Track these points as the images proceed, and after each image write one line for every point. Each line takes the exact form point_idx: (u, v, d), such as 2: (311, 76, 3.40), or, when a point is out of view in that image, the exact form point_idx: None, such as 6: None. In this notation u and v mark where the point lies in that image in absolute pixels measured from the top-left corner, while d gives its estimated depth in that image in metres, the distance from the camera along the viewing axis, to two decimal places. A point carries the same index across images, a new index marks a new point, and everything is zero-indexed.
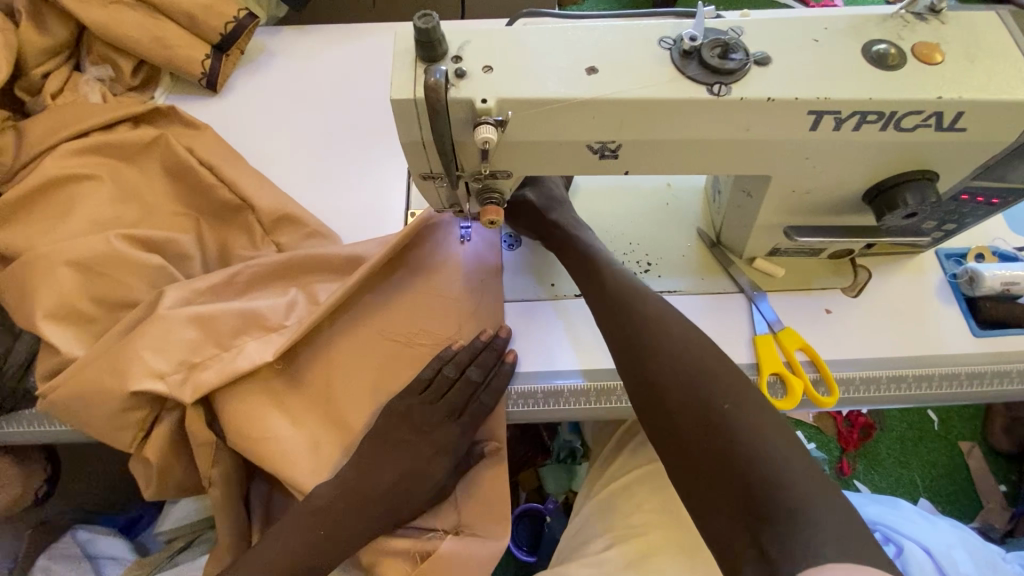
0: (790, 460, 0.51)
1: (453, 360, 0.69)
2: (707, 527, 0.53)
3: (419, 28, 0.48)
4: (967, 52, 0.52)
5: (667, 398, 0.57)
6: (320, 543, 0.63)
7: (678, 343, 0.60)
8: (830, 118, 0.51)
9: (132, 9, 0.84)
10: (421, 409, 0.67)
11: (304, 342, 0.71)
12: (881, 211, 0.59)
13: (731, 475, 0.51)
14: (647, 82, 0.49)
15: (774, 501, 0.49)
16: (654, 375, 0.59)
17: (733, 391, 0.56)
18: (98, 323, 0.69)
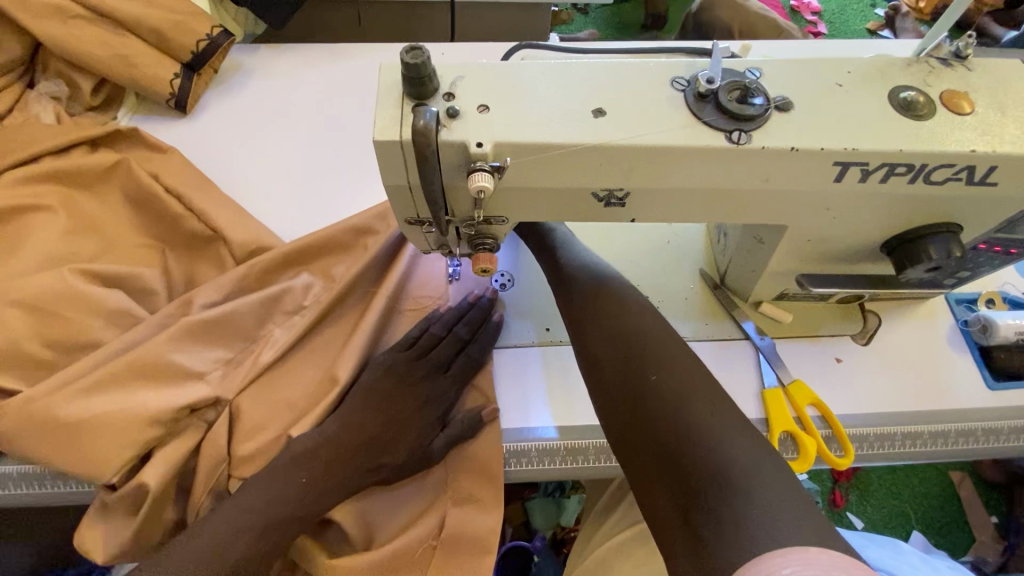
0: (725, 426, 0.46)
1: (441, 319, 0.69)
2: (647, 512, 0.47)
3: (407, 63, 0.43)
4: (997, 101, 0.48)
5: (600, 374, 0.54)
6: (300, 494, 0.58)
7: (613, 317, 0.57)
8: (857, 169, 0.46)
9: (95, 25, 0.78)
10: (408, 363, 0.66)
11: (275, 389, 0.65)
12: (903, 264, 0.55)
13: (661, 446, 0.47)
14: (660, 128, 0.45)
15: (707, 469, 0.44)
16: (589, 352, 0.57)
17: (664, 361, 0.52)
18: (41, 368, 0.60)
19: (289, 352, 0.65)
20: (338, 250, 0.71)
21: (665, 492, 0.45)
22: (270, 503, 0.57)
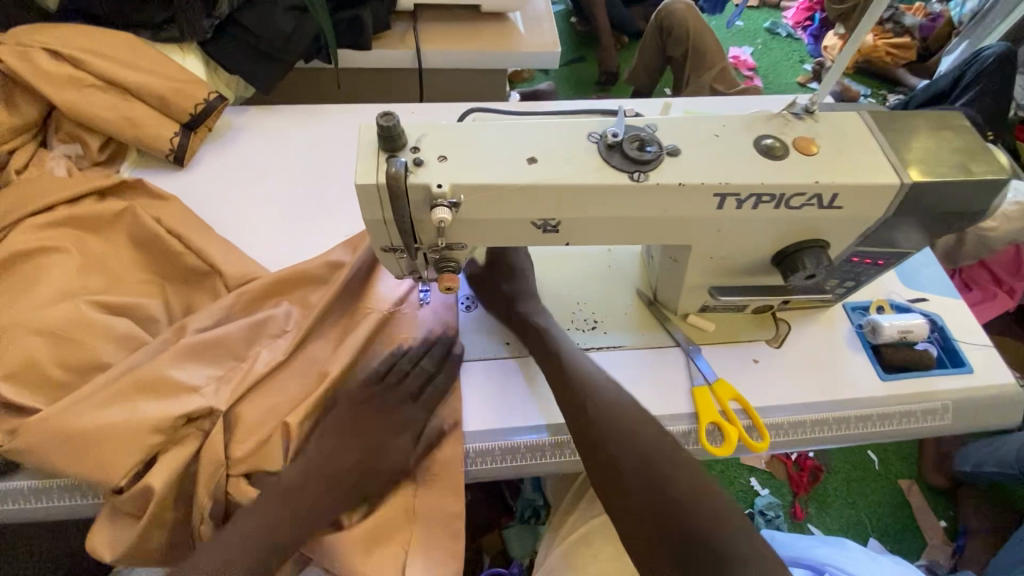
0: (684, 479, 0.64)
1: (408, 354, 0.77)
2: (636, 541, 0.63)
3: (381, 125, 0.55)
4: (837, 144, 0.63)
5: (592, 428, 0.68)
6: (288, 523, 0.64)
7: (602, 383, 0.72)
8: (732, 199, 0.60)
9: (105, 93, 0.90)
10: (379, 396, 0.73)
11: (263, 401, 0.71)
12: (787, 273, 0.68)
13: (649, 493, 0.63)
14: (579, 171, 0.58)
15: (686, 518, 0.60)
16: (583, 409, 0.69)
17: (646, 426, 0.68)
18: (61, 388, 0.68)
19: (278, 368, 0.74)
20: (322, 279, 0.81)
21: (649, 525, 0.62)
22: (257, 536, 0.62)
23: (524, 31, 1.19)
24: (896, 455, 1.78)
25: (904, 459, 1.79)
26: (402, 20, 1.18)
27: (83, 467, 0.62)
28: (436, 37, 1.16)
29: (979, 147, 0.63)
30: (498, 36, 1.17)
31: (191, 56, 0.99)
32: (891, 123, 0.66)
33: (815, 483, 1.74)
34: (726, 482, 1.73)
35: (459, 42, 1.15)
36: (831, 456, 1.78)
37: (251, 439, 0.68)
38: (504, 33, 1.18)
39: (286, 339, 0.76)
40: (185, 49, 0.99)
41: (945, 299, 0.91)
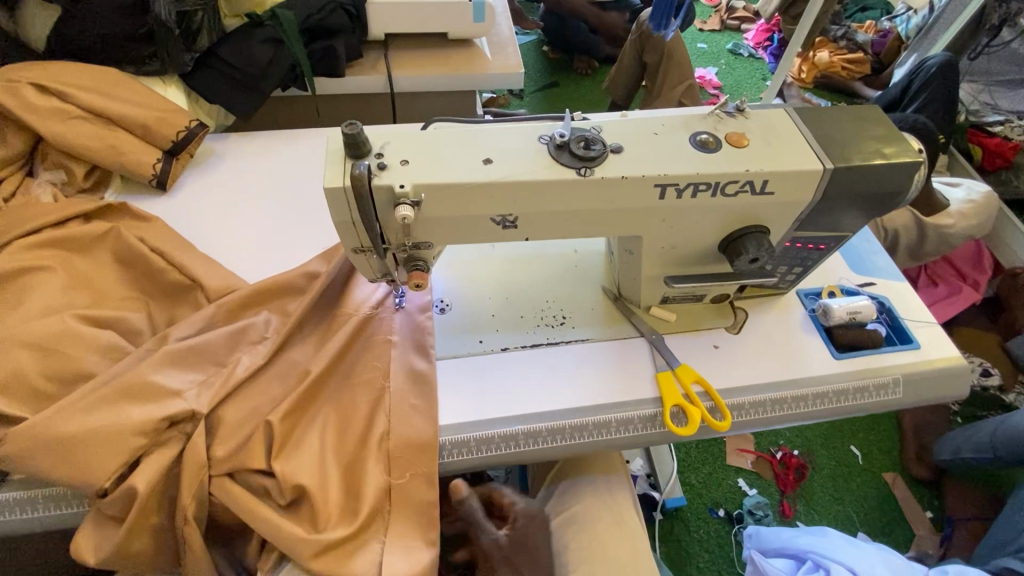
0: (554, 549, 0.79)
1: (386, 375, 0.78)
2: None
3: (346, 133, 0.60)
4: (766, 136, 0.69)
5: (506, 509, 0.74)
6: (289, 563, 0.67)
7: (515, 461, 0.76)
8: (671, 189, 0.66)
9: (90, 122, 0.95)
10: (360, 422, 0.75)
11: (244, 403, 0.74)
12: (732, 258, 0.74)
13: None
14: (530, 168, 0.63)
15: None
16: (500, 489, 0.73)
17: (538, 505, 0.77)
18: (46, 399, 0.70)
19: (259, 372, 0.77)
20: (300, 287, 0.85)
21: None
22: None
23: (489, 55, 1.27)
24: (878, 448, 1.82)
25: (886, 452, 1.82)
26: (374, 50, 1.26)
27: (69, 470, 0.65)
28: (407, 63, 1.23)
29: (893, 135, 0.70)
30: (465, 60, 1.25)
31: (173, 87, 1.05)
32: (814, 117, 0.72)
33: (802, 480, 1.76)
34: (715, 484, 1.74)
35: (428, 67, 1.22)
36: (815, 452, 1.81)
37: (233, 439, 0.71)
38: (471, 57, 1.26)
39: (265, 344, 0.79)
40: (167, 81, 1.05)
41: (892, 282, 0.97)
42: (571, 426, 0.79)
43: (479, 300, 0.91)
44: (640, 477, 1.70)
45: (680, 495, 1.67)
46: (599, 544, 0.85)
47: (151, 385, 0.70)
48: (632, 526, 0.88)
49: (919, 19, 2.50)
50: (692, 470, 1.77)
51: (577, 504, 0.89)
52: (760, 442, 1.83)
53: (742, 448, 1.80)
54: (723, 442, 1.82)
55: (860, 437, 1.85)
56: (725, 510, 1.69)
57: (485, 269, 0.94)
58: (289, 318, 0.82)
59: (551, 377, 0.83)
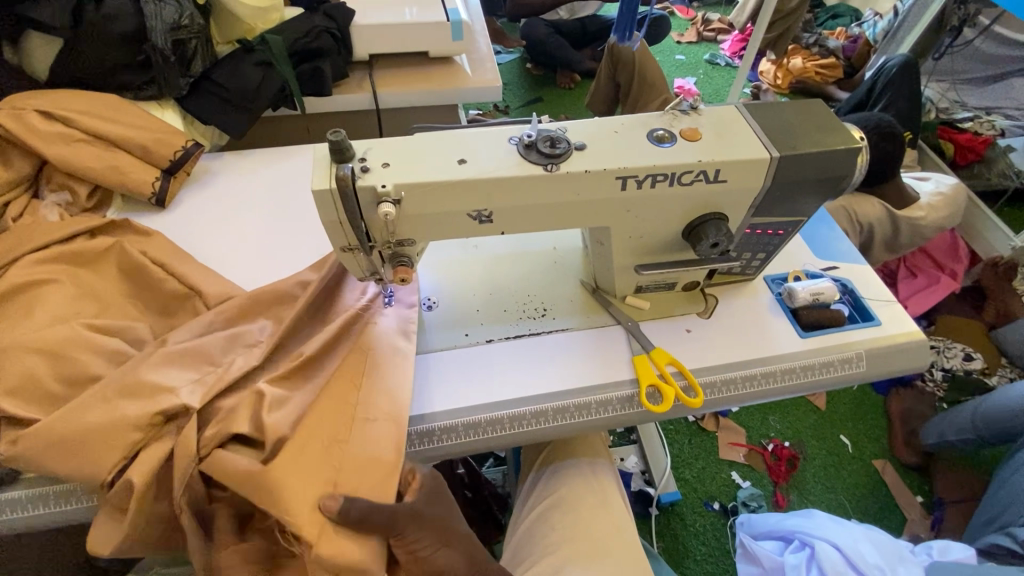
0: None
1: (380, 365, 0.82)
2: None
3: (331, 140, 0.66)
4: (717, 130, 0.75)
5: None
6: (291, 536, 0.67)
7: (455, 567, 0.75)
8: (632, 181, 0.72)
9: (92, 145, 1.01)
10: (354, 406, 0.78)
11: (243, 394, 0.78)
12: (694, 243, 0.79)
13: None
14: (500, 166, 0.69)
15: None
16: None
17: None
18: (55, 400, 0.75)
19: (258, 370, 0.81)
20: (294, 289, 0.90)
21: None
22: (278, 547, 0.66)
23: (469, 71, 1.34)
24: (866, 437, 1.86)
25: (874, 440, 1.86)
26: (360, 70, 1.33)
27: (81, 464, 0.69)
28: (391, 81, 1.30)
29: (833, 125, 0.77)
30: (447, 76, 1.32)
31: (169, 111, 1.12)
32: (762, 112, 0.79)
33: (794, 470, 1.80)
34: (709, 478, 1.78)
35: (411, 84, 1.29)
36: (805, 443, 1.85)
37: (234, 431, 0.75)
38: (452, 74, 1.33)
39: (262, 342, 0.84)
40: (164, 105, 1.11)
41: (854, 265, 1.02)
42: (553, 409, 0.84)
43: (464, 296, 0.96)
44: (634, 474, 1.74)
45: (674, 490, 1.70)
46: (587, 522, 0.89)
47: (154, 382, 0.75)
48: (616, 506, 0.92)
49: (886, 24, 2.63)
50: (686, 465, 1.80)
51: (563, 486, 0.94)
52: (751, 435, 1.86)
53: (734, 442, 1.83)
54: (716, 437, 1.86)
55: (849, 426, 1.89)
56: (719, 503, 1.72)
57: (469, 268, 1.00)
58: (284, 318, 0.87)
59: (533, 364, 0.88)
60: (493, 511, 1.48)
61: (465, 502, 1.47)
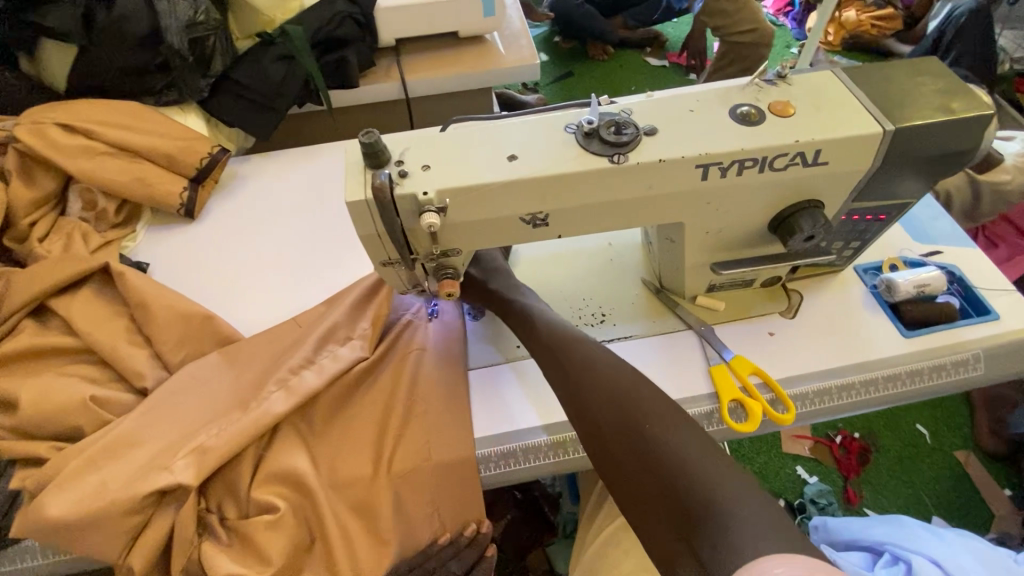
0: (700, 461, 0.56)
1: (428, 384, 0.78)
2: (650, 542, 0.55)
3: (364, 142, 0.57)
4: (812, 101, 0.63)
5: (594, 412, 0.63)
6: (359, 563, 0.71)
7: (615, 377, 0.65)
8: (715, 168, 0.61)
9: (115, 158, 0.95)
10: (409, 432, 0.75)
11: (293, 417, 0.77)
12: (784, 237, 0.68)
13: (654, 471, 0.56)
14: (559, 161, 0.59)
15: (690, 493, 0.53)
16: (584, 383, 0.66)
17: (658, 414, 0.60)
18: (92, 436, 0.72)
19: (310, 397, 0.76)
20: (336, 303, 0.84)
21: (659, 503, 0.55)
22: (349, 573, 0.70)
23: (502, 50, 1.23)
24: (946, 427, 1.70)
25: (955, 429, 1.70)
26: (386, 57, 1.24)
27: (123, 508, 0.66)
28: (420, 67, 1.20)
29: (957, 87, 0.63)
30: (479, 57, 1.21)
31: (192, 115, 1.06)
32: (865, 75, 0.66)
33: (866, 464, 1.66)
34: (771, 474, 1.66)
35: (441, 69, 1.19)
36: (878, 435, 1.70)
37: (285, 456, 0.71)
38: (484, 54, 1.22)
39: (309, 367, 0.78)
40: (185, 110, 1.05)
41: (960, 249, 0.88)
42: None
43: None
44: None
45: None
46: None
47: None
48: None
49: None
50: (746, 460, 1.69)
51: None
52: (817, 427, 1.73)
53: (799, 435, 1.70)
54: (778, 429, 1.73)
55: (926, 414, 1.73)
56: (785, 501, 1.61)
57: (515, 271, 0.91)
58: (326, 336, 0.80)
59: None
60: (542, 510, 1.40)
61: (515, 503, 1.41)
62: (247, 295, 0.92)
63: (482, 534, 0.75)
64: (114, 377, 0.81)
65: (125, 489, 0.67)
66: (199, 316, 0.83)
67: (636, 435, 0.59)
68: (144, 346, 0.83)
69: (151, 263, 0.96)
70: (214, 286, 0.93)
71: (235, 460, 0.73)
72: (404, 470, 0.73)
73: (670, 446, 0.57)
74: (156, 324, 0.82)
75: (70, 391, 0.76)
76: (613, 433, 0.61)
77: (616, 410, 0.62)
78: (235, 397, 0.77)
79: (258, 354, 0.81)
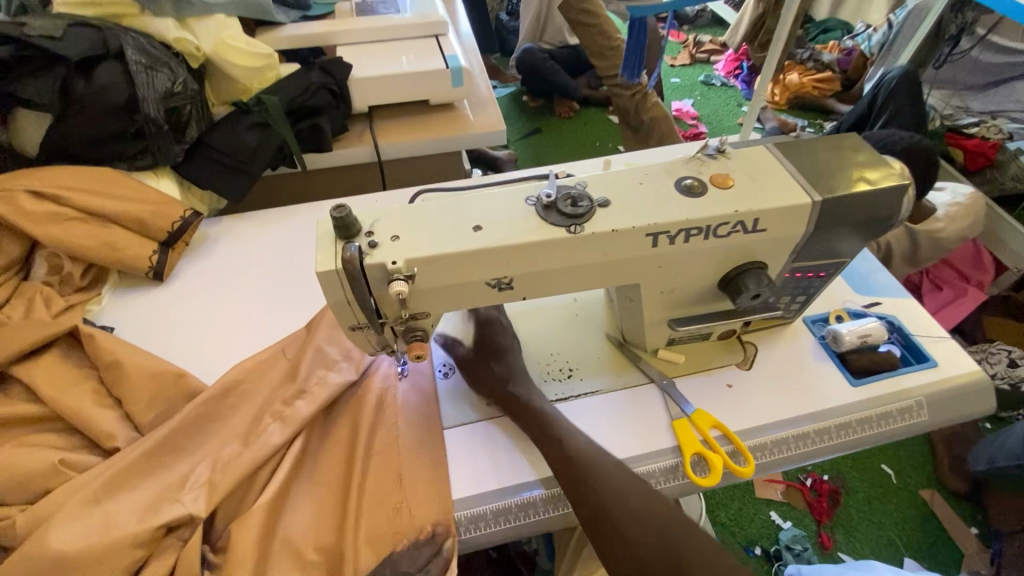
0: (706, 551, 0.66)
1: (399, 445, 0.77)
2: None
3: (335, 217, 0.60)
4: (749, 175, 0.69)
5: (599, 503, 0.68)
6: None
7: (608, 467, 0.72)
8: (663, 237, 0.66)
9: (85, 223, 0.96)
10: (377, 495, 0.72)
11: (257, 485, 0.74)
12: (733, 295, 0.73)
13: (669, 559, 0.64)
14: (521, 231, 0.63)
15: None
16: (578, 468, 0.71)
17: (658, 507, 0.69)
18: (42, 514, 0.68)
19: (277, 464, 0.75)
20: (314, 329, 0.85)
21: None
22: None
23: (471, 115, 1.31)
24: (910, 465, 1.75)
25: (919, 468, 1.74)
26: (359, 122, 1.30)
27: None
28: (394, 131, 1.27)
29: (874, 161, 0.70)
30: (449, 123, 1.28)
31: (165, 179, 1.08)
32: (795, 150, 0.73)
33: (837, 507, 1.68)
34: (747, 520, 1.65)
35: (412, 134, 1.26)
36: (845, 477, 1.73)
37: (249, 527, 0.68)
38: (454, 120, 1.29)
39: (281, 421, 0.77)
40: (159, 174, 1.07)
41: (897, 299, 0.95)
42: None
43: None
44: None
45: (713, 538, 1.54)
46: None
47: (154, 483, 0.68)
48: None
49: (881, 38, 2.62)
50: (722, 507, 1.68)
51: None
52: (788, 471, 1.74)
53: (770, 479, 1.72)
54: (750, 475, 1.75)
55: (889, 454, 1.78)
56: (761, 547, 1.60)
57: None
58: (317, 359, 0.83)
59: None
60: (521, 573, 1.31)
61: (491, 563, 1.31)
62: (209, 354, 0.90)
63: (441, 541, 0.70)
64: (82, 443, 0.77)
65: (103, 552, 0.64)
66: (159, 380, 0.80)
67: (645, 525, 0.67)
68: (113, 407, 0.80)
69: (115, 327, 0.94)
70: (176, 346, 0.91)
71: (250, 484, 0.74)
72: (370, 533, 0.70)
73: (671, 532, 0.67)
74: (118, 389, 0.80)
75: (34, 455, 0.72)
76: (623, 520, 0.67)
77: (623, 506, 0.68)
78: (215, 452, 0.75)
79: (258, 387, 0.81)
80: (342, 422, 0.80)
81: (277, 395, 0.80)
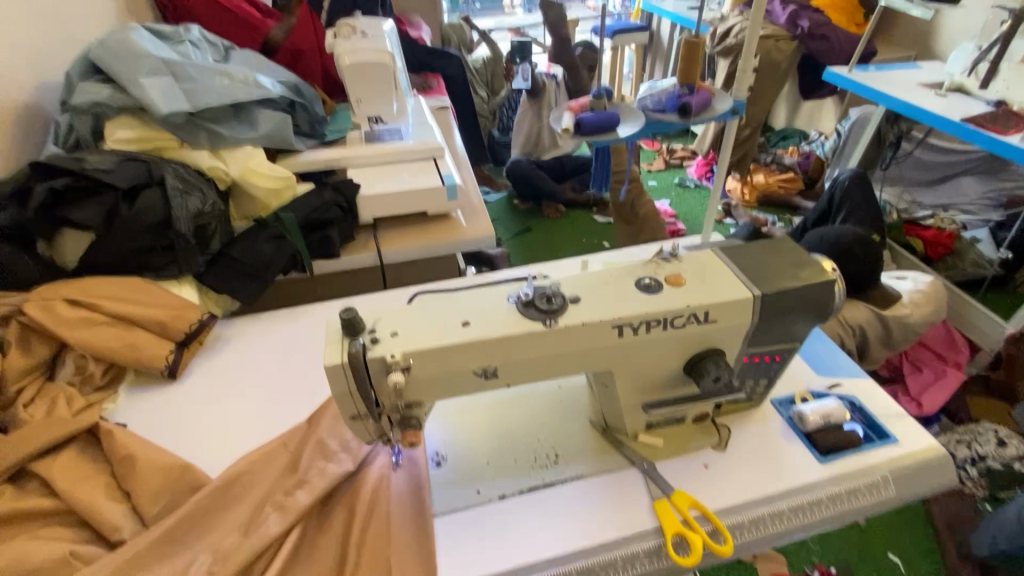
0: None
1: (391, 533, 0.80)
2: None
3: (344, 318, 0.71)
4: (699, 274, 0.81)
5: None
6: None
7: None
8: (628, 328, 0.76)
9: (112, 326, 1.06)
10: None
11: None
12: (697, 379, 0.81)
13: None
14: (503, 326, 0.73)
15: None
16: None
17: None
18: None
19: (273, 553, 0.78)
20: (317, 422, 0.91)
21: None
22: None
23: (463, 223, 1.47)
24: (919, 553, 1.63)
25: (928, 557, 1.62)
26: (364, 231, 1.45)
27: None
28: (394, 239, 1.42)
29: (805, 260, 0.83)
30: (443, 230, 1.44)
31: (186, 286, 1.19)
32: (737, 253, 0.86)
33: None
34: None
35: (410, 241, 1.40)
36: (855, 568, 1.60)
37: None
38: (448, 227, 1.45)
39: (282, 510, 0.81)
40: (182, 281, 1.19)
41: (857, 381, 1.03)
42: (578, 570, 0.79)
43: (474, 448, 0.94)
44: None
45: None
46: None
47: None
48: None
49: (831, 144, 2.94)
50: None
51: None
52: (794, 563, 1.62)
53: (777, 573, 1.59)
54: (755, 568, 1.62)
55: (896, 541, 1.66)
56: None
57: (475, 416, 0.99)
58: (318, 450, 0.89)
59: (551, 520, 0.84)
60: None
61: None
62: (213, 447, 0.95)
63: None
64: (89, 537, 0.80)
65: None
66: (167, 473, 0.85)
67: None
68: (122, 501, 0.84)
69: (127, 423, 1.00)
70: (182, 441, 0.97)
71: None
72: None
73: None
74: (127, 482, 0.84)
75: (45, 549, 0.75)
76: None
77: None
78: (215, 543, 0.78)
79: (261, 478, 0.85)
80: (338, 513, 0.84)
81: (278, 486, 0.84)
